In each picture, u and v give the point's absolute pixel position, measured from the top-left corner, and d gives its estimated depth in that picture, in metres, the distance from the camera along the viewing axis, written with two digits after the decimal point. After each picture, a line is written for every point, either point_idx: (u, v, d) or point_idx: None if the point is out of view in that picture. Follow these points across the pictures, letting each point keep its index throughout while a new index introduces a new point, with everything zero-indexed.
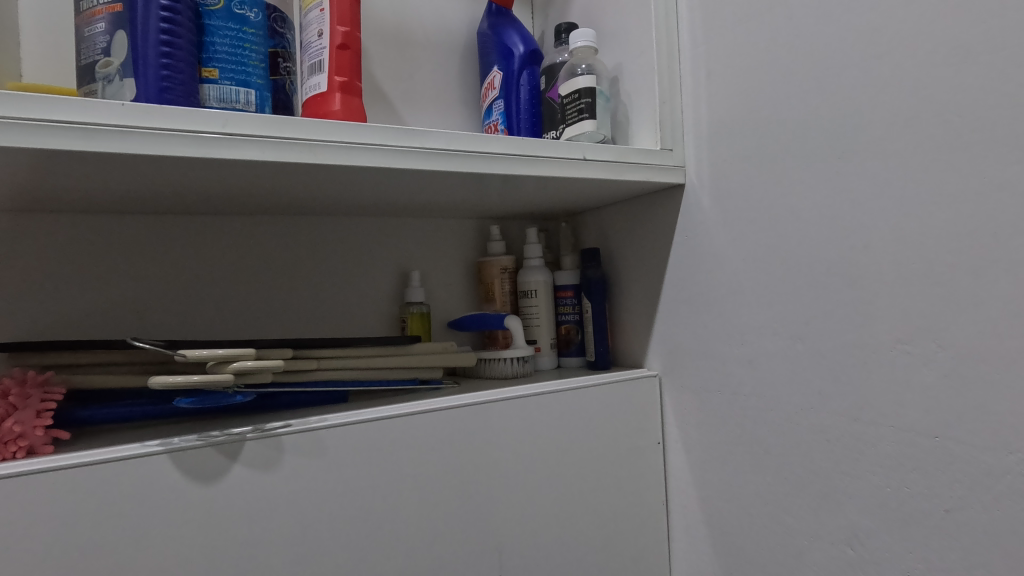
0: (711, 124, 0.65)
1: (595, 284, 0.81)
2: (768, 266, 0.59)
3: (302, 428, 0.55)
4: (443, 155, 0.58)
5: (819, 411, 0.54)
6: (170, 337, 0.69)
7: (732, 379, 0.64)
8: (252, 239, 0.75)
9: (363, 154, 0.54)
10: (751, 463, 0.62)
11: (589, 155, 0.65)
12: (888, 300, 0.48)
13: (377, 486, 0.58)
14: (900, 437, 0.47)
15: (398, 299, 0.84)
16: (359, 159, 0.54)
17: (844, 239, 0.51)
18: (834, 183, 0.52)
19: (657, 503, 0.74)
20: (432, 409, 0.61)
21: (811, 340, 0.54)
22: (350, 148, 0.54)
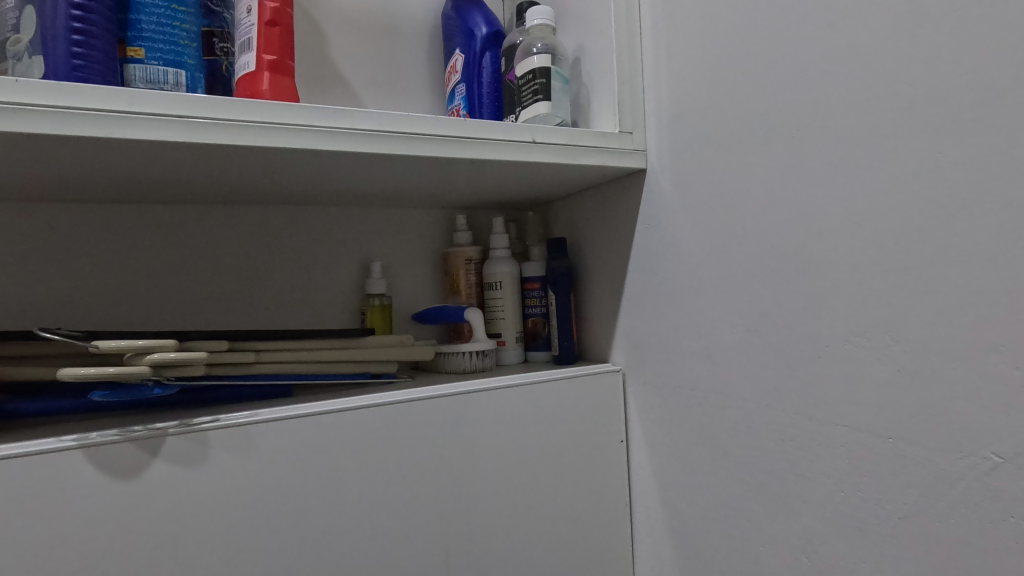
0: (671, 105, 0.62)
1: (560, 275, 0.78)
2: (725, 254, 0.55)
3: (230, 422, 0.53)
4: (375, 137, 0.55)
5: (775, 409, 0.50)
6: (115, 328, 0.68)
7: (692, 375, 0.60)
8: (200, 230, 0.72)
9: (282, 135, 0.51)
10: (709, 463, 0.58)
11: (540, 138, 0.61)
12: (842, 287, 0.44)
13: (312, 484, 0.55)
14: (854, 438, 0.44)
15: (358, 290, 0.81)
16: (283, 140, 0.51)
17: (798, 224, 0.48)
18: (789, 164, 0.48)
19: (620, 504, 0.71)
20: (373, 404, 0.58)
21: (767, 333, 0.51)
22: (269, 129, 0.51)
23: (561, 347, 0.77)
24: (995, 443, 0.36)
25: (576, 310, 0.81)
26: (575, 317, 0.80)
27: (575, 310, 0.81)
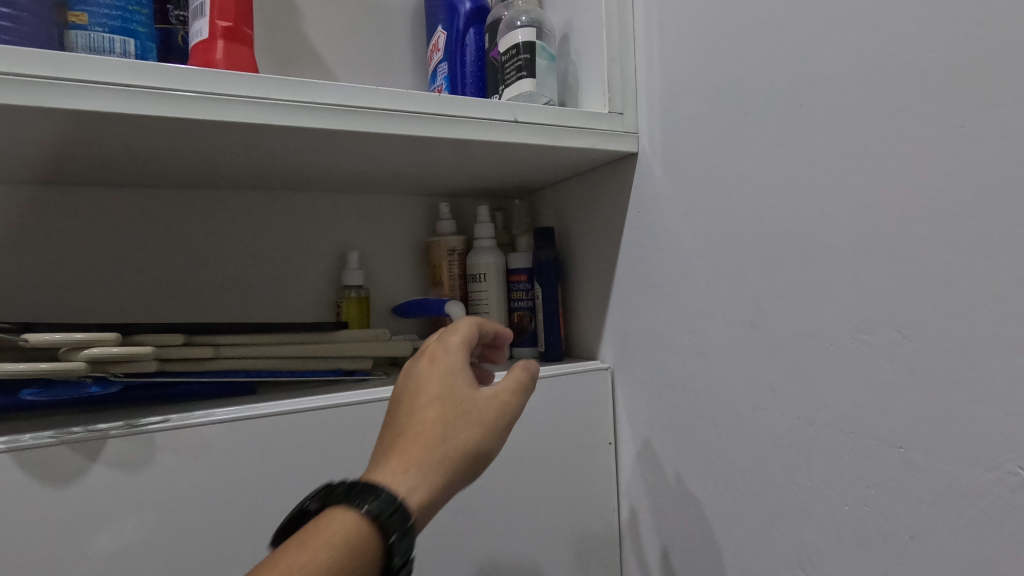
0: (664, 84, 0.57)
1: (546, 265, 0.74)
2: (719, 243, 0.51)
3: (180, 423, 0.49)
4: (338, 112, 0.50)
5: (772, 412, 0.46)
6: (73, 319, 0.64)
7: (683, 374, 0.56)
8: (160, 213, 0.68)
9: (233, 108, 0.46)
10: (700, 468, 0.54)
11: (522, 117, 0.57)
12: (847, 279, 0.40)
13: (272, 490, 0.51)
14: (860, 445, 0.39)
15: (334, 281, 0.77)
16: (234, 114, 0.47)
17: (800, 210, 0.43)
18: (790, 144, 0.44)
19: (607, 509, 0.67)
20: (339, 404, 0.54)
21: (764, 329, 0.47)
22: (219, 101, 0.46)
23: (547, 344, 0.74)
24: (1021, 455, 0.31)
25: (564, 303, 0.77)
26: (562, 311, 0.76)
27: (563, 303, 0.77)
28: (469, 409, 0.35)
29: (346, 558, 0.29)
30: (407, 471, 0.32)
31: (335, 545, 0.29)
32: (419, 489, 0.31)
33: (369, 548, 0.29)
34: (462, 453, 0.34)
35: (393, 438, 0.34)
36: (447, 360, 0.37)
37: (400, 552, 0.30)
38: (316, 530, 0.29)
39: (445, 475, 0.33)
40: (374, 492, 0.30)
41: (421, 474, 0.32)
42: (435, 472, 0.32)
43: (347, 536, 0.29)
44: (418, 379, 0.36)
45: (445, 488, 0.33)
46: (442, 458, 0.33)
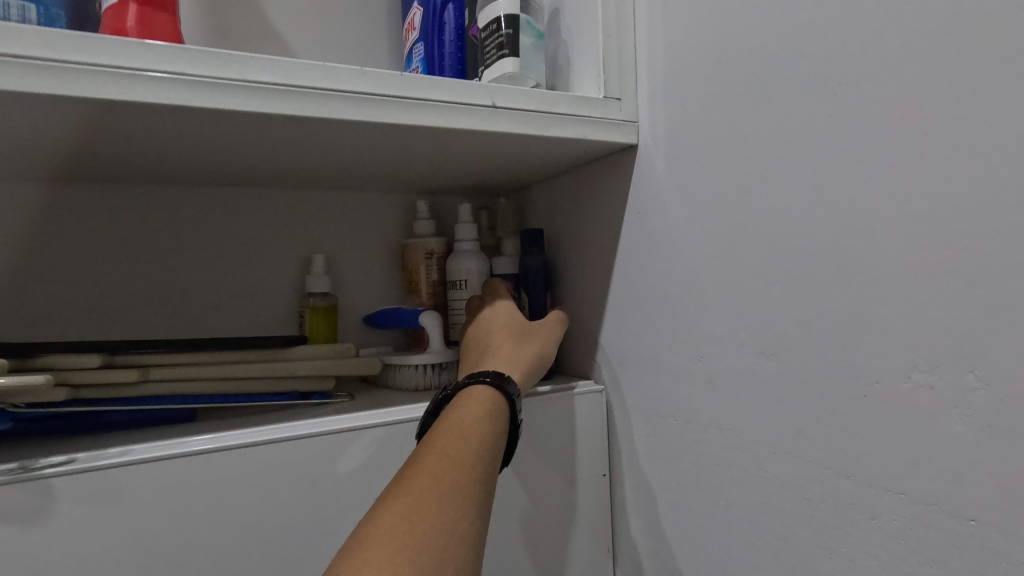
0: (668, 63, 0.49)
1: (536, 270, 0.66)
2: (733, 253, 0.43)
3: (86, 466, 0.41)
4: (274, 93, 0.41)
5: (797, 458, 0.38)
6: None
7: (688, 404, 0.48)
8: (94, 211, 0.60)
9: (137, 85, 0.37)
10: (708, 516, 0.46)
11: (501, 102, 0.48)
12: (899, 303, 0.32)
13: (201, 542, 0.43)
14: (916, 511, 0.31)
15: (298, 288, 0.69)
16: (142, 92, 0.37)
17: (835, 215, 0.35)
18: (822, 133, 0.36)
19: (600, 550, 0.59)
20: (285, 437, 0.46)
21: (789, 359, 0.38)
22: (118, 76, 0.37)
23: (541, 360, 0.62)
24: None
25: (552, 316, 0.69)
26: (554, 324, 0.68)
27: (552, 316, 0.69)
28: (529, 333, 0.56)
29: (492, 412, 0.43)
30: (506, 362, 0.51)
31: (484, 402, 0.44)
32: (516, 369, 0.51)
33: (502, 409, 0.44)
34: (536, 354, 0.54)
35: (487, 349, 0.53)
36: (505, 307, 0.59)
37: (517, 413, 0.46)
38: (466, 398, 0.45)
39: (529, 366, 0.52)
40: (496, 373, 0.47)
41: (514, 362, 0.51)
42: (522, 365, 0.51)
43: (488, 399, 0.44)
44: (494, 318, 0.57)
45: (529, 377, 0.52)
46: (524, 355, 0.53)
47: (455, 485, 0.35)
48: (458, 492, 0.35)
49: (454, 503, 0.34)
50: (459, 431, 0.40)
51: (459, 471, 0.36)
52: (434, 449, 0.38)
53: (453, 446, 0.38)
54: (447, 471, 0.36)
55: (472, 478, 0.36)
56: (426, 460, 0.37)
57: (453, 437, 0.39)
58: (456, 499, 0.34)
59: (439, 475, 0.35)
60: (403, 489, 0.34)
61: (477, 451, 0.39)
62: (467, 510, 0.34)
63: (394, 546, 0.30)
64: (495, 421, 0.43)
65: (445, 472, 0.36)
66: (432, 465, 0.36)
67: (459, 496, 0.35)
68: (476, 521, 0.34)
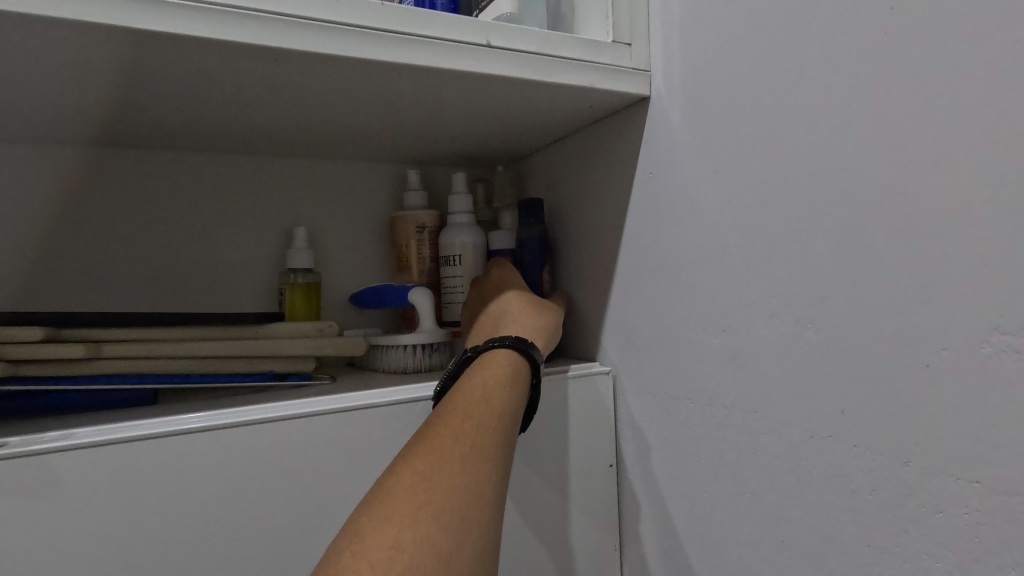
0: (686, 1, 0.43)
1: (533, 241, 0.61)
2: (764, 209, 0.37)
3: (19, 451, 0.35)
4: (231, 17, 0.35)
5: (841, 443, 0.33)
6: None
7: (708, 384, 0.43)
8: (54, 176, 0.55)
9: (66, 2, 0.32)
10: (730, 511, 0.41)
11: (497, 41, 0.42)
12: (976, 255, 0.26)
13: (154, 538, 0.38)
14: (995, 504, 0.26)
15: (278, 264, 0.64)
16: (72, 9, 0.32)
17: (893, 153, 0.29)
18: (876, 56, 0.30)
19: (607, 549, 0.53)
20: (252, 420, 0.41)
21: (832, 328, 0.33)
22: None
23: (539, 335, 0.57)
24: None
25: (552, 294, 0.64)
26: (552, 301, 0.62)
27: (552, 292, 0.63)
28: (544, 303, 0.53)
29: (515, 376, 0.40)
30: (530, 327, 0.48)
31: (504, 364, 0.41)
32: (540, 336, 0.48)
33: (524, 373, 0.41)
34: (552, 325, 0.52)
35: (503, 313, 0.50)
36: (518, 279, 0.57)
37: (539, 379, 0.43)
38: (485, 359, 0.41)
39: (549, 335, 0.50)
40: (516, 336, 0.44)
41: (537, 328, 0.49)
42: (544, 332, 0.49)
43: (510, 362, 0.41)
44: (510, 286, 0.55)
45: (547, 346, 0.49)
46: (543, 324, 0.50)
47: (479, 448, 0.32)
48: (482, 456, 0.32)
49: (479, 467, 0.31)
50: (481, 393, 0.37)
51: (482, 435, 0.33)
52: (454, 411, 0.34)
53: (475, 409, 0.35)
54: (470, 434, 0.33)
55: (497, 441, 0.33)
56: (446, 421, 0.34)
57: (475, 400, 0.36)
58: (481, 462, 0.31)
59: (462, 437, 0.32)
60: (423, 450, 0.31)
61: (501, 415, 0.35)
62: (492, 474, 0.31)
63: (417, 508, 0.27)
64: (517, 386, 0.40)
65: (469, 434, 0.33)
66: (453, 427, 0.33)
67: (483, 459, 0.32)
68: (501, 487, 0.31)
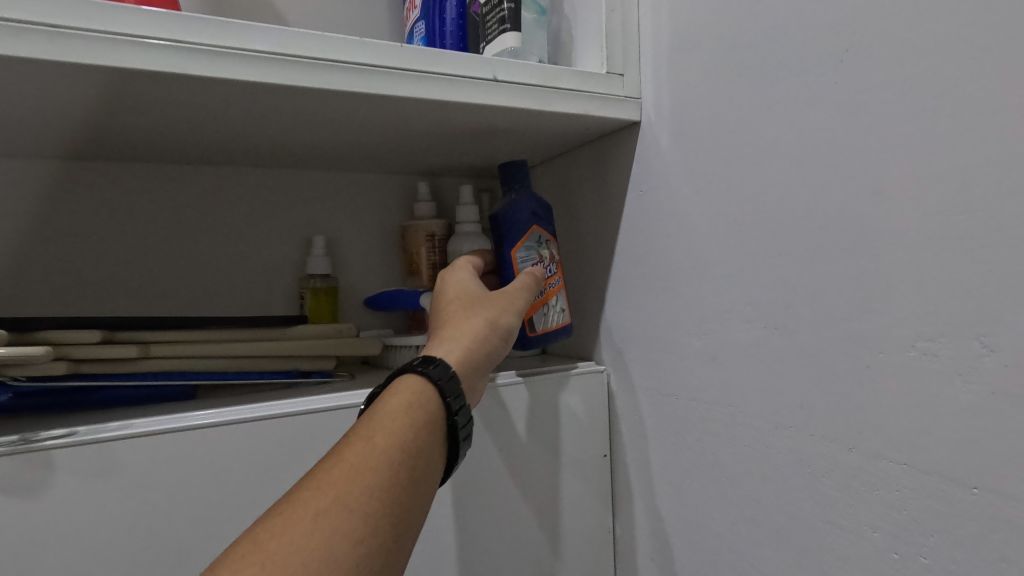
0: (673, 40, 0.48)
1: (511, 211, 0.56)
2: (739, 227, 0.42)
3: (86, 439, 0.41)
4: (272, 62, 0.40)
5: (802, 433, 0.38)
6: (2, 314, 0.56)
7: (691, 382, 0.48)
8: (94, 190, 0.60)
9: (131, 52, 0.37)
10: (710, 494, 0.46)
11: (502, 75, 0.47)
12: (906, 274, 0.31)
13: (201, 516, 0.44)
14: (919, 482, 0.31)
15: (298, 269, 0.69)
16: (138, 59, 0.37)
17: (844, 183, 0.34)
18: (831, 101, 0.35)
19: (602, 532, 0.59)
20: (285, 412, 0.46)
21: (795, 333, 0.38)
22: (111, 42, 0.36)
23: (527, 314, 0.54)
24: None
25: (556, 265, 0.58)
26: (550, 277, 0.56)
27: (554, 265, 0.57)
28: (488, 297, 0.46)
29: (416, 404, 0.35)
30: (446, 339, 0.41)
31: (404, 396, 0.35)
32: (461, 344, 0.41)
33: (433, 401, 0.35)
34: (491, 321, 0.44)
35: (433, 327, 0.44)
36: (460, 276, 0.48)
37: (451, 397, 0.36)
38: (391, 388, 0.36)
39: (478, 337, 0.42)
40: (423, 358, 0.38)
41: (461, 336, 0.42)
42: (474, 337, 0.42)
43: (413, 390, 0.35)
44: (447, 285, 0.47)
45: (480, 350, 0.42)
46: (472, 326, 0.43)
47: (342, 500, 0.28)
48: (343, 511, 0.27)
49: (335, 522, 0.27)
50: (365, 432, 0.32)
51: (350, 482, 0.29)
52: (329, 455, 0.31)
53: (350, 450, 0.31)
54: (336, 481, 0.29)
55: (369, 491, 0.29)
56: (318, 469, 0.30)
57: (356, 438, 0.31)
58: (340, 516, 0.27)
59: (324, 489, 0.28)
60: (277, 508, 0.28)
61: (380, 455, 0.31)
62: (351, 531, 0.27)
63: None
64: (419, 413, 0.34)
65: (333, 483, 0.29)
66: (322, 474, 0.29)
67: (346, 511, 0.28)
68: (365, 542, 0.27)
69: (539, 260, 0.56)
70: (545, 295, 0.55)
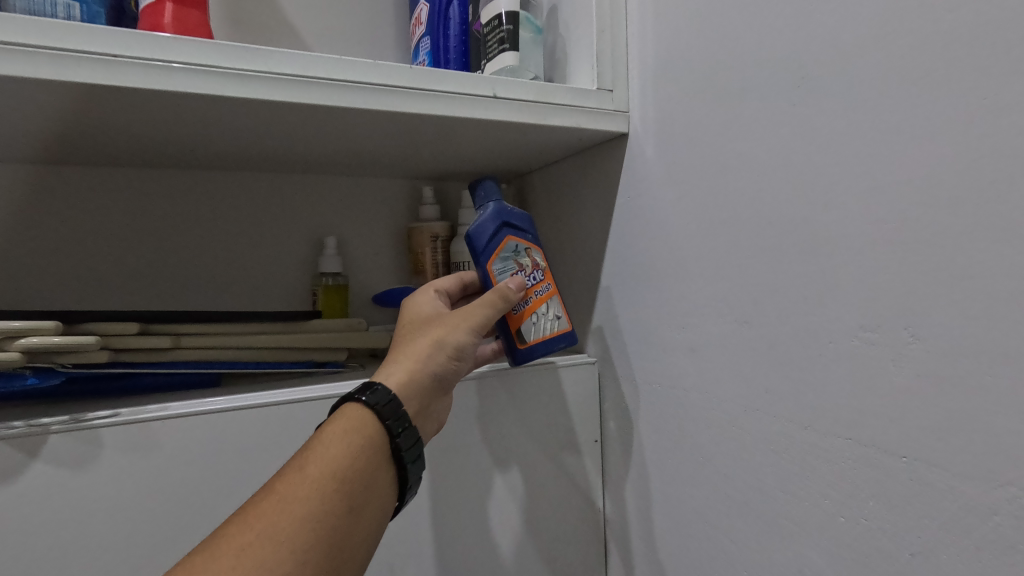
0: (656, 59, 0.53)
1: (477, 228, 0.54)
2: (714, 231, 0.47)
3: (129, 419, 0.45)
4: (296, 83, 0.45)
5: (766, 414, 0.43)
6: (41, 308, 0.61)
7: (673, 371, 0.53)
8: (123, 193, 0.64)
9: (175, 76, 0.42)
10: (689, 473, 0.51)
11: (501, 92, 0.52)
12: (850, 273, 0.36)
13: (229, 490, 0.49)
14: (861, 454, 0.36)
15: (310, 268, 0.73)
16: (180, 83, 0.42)
17: (801, 193, 0.39)
18: (789, 122, 0.40)
19: (593, 511, 0.64)
20: (304, 397, 0.51)
21: (760, 326, 0.43)
22: (156, 68, 0.41)
23: (513, 329, 0.52)
24: None
25: (542, 269, 0.55)
26: (533, 285, 0.53)
27: (539, 271, 0.54)
28: (449, 315, 0.45)
29: (353, 430, 0.37)
30: (394, 361, 0.42)
31: (342, 424, 0.37)
32: (403, 367, 0.42)
33: (372, 426, 0.37)
34: (441, 340, 0.43)
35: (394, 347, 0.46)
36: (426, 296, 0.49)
37: (391, 421, 0.38)
38: (335, 416, 0.38)
39: (422, 359, 0.42)
40: (365, 384, 0.39)
41: (407, 359, 0.42)
42: (420, 360, 0.42)
43: (353, 416, 0.37)
44: (408, 307, 0.48)
45: (424, 371, 0.42)
46: (420, 347, 0.43)
47: (271, 533, 0.31)
48: (271, 543, 0.31)
49: (264, 554, 0.30)
50: (301, 463, 0.35)
51: (279, 514, 0.32)
52: (266, 488, 0.34)
53: (284, 482, 0.34)
54: (266, 515, 0.32)
55: (298, 520, 0.32)
56: (255, 501, 0.33)
57: (291, 470, 0.34)
58: (268, 549, 0.30)
59: (254, 522, 0.31)
60: (215, 541, 0.31)
61: (311, 485, 0.33)
62: (277, 561, 0.30)
63: None
64: (356, 439, 0.37)
65: (264, 517, 0.32)
66: (257, 507, 0.32)
67: (275, 543, 0.31)
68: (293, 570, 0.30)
69: (518, 269, 0.53)
70: (530, 305, 0.52)
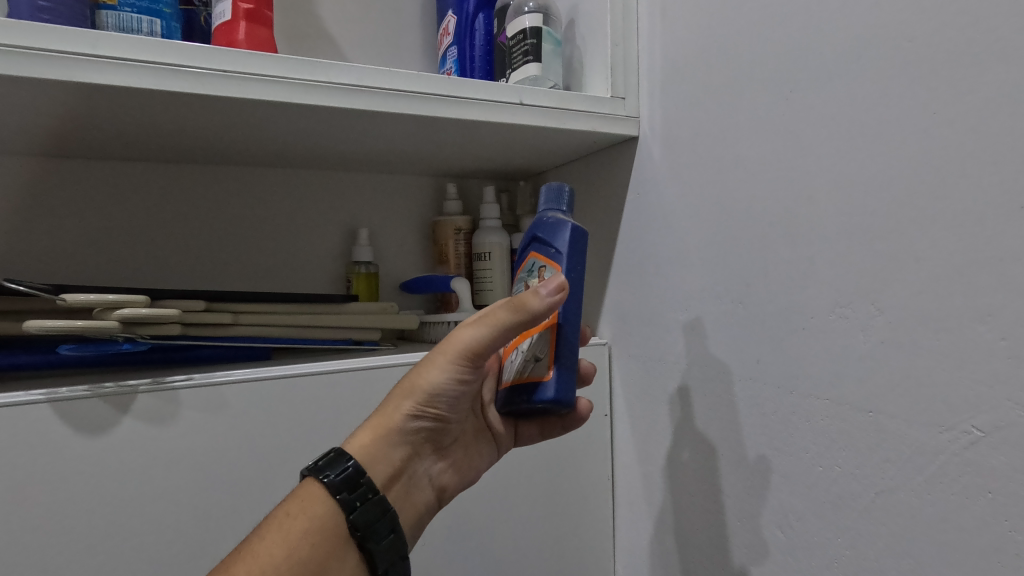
0: (663, 70, 0.60)
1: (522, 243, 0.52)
2: (713, 224, 0.53)
3: (201, 381, 0.52)
4: (350, 90, 0.52)
5: (757, 382, 0.49)
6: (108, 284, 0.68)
7: (676, 348, 0.59)
8: (179, 185, 0.71)
9: (250, 85, 0.49)
10: (689, 439, 0.58)
11: (527, 99, 0.59)
12: (828, 257, 0.42)
13: (286, 448, 0.55)
14: (835, 411, 0.42)
15: (344, 257, 0.80)
16: (255, 90, 0.49)
17: (788, 190, 0.45)
18: (779, 129, 0.46)
19: (602, 478, 0.71)
20: (349, 367, 0.58)
21: (752, 306, 0.49)
22: (235, 78, 0.48)
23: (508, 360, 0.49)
24: (975, 415, 0.34)
25: None
26: None
27: None
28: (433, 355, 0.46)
29: (303, 511, 0.41)
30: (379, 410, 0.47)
31: (294, 505, 0.41)
32: (374, 424, 0.46)
33: (324, 503, 0.41)
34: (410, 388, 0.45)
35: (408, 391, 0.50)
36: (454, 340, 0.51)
37: (344, 495, 0.41)
38: (294, 494, 0.42)
39: (389, 411, 0.46)
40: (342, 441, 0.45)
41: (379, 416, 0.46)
42: (388, 415, 0.46)
43: (304, 498, 0.41)
44: None
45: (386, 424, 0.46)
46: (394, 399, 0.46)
47: None
48: None
49: None
50: (252, 551, 0.39)
51: None
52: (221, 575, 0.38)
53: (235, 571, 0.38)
54: None
55: None
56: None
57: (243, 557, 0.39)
58: None
59: None
60: None
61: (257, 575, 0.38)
62: None
63: None
64: (305, 519, 0.41)
65: None
66: None
67: None
68: None
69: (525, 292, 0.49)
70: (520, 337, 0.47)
